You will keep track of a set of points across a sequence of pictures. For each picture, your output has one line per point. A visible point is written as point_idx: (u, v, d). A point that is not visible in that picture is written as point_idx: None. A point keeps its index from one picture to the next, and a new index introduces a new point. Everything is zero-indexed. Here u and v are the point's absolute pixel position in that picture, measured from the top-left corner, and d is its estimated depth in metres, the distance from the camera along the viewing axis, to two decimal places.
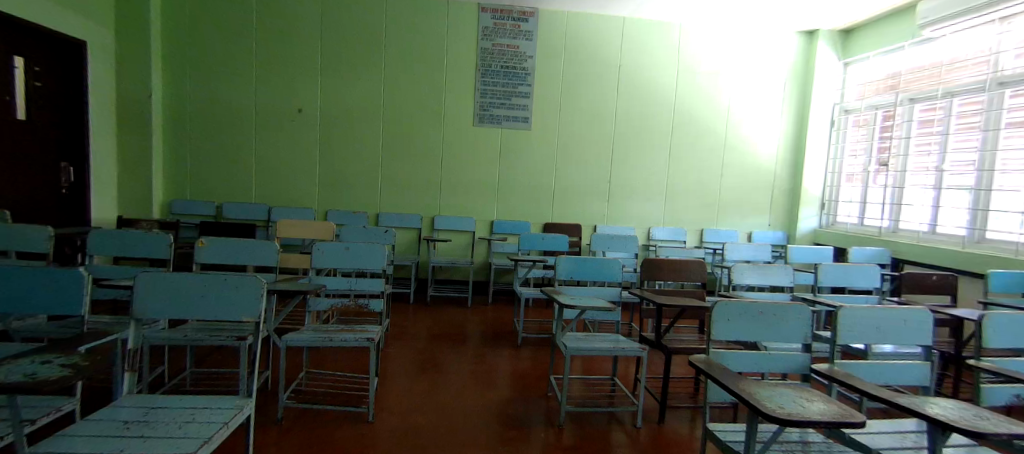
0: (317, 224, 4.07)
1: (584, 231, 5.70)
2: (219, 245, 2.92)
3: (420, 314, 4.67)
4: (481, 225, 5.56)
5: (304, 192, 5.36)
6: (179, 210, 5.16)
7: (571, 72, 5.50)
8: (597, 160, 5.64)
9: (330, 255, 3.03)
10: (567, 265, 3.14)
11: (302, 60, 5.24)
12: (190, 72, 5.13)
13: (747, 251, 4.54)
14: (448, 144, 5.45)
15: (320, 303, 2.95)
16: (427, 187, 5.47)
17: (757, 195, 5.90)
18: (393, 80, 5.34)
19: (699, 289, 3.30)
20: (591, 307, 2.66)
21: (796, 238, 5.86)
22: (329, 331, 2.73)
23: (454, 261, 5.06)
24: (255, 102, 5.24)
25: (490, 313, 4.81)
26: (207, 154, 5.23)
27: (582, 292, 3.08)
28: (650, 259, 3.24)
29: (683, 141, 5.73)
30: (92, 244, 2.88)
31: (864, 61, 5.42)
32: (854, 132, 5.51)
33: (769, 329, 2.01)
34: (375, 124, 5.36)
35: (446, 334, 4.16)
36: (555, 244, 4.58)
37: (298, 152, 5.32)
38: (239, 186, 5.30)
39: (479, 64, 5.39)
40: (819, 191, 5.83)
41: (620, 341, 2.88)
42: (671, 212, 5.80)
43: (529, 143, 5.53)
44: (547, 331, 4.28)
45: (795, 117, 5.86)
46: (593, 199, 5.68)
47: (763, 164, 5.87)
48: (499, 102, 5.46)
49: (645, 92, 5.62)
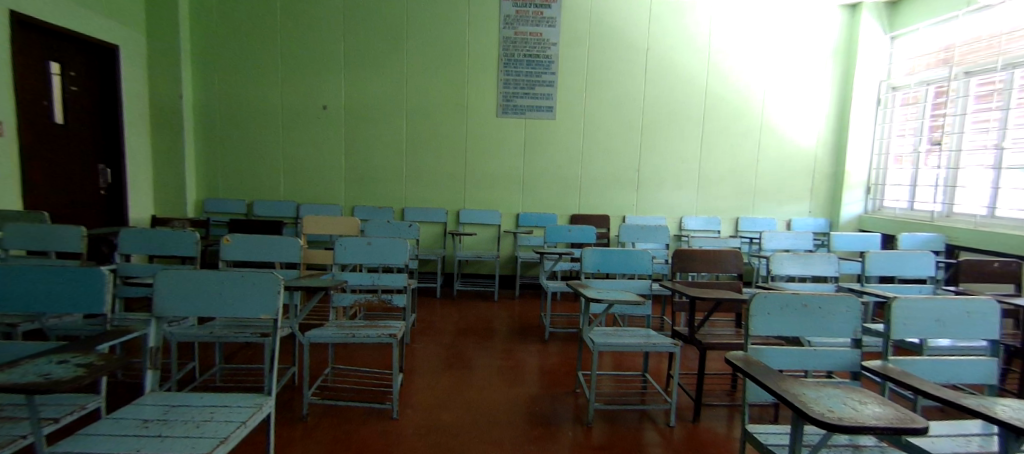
0: (344, 220, 4.08)
1: (612, 222, 5.54)
2: (243, 241, 2.92)
3: (447, 308, 4.63)
4: (507, 218, 5.48)
5: (330, 189, 5.39)
6: (212, 208, 5.27)
7: (597, 59, 5.34)
8: (625, 149, 5.47)
9: (353, 251, 2.99)
10: (594, 257, 3.01)
11: (325, 57, 5.25)
12: (218, 74, 5.21)
13: (787, 241, 4.31)
14: (471, 136, 5.37)
15: (344, 299, 2.93)
16: (452, 180, 5.42)
17: (797, 181, 5.61)
18: (415, 73, 5.29)
19: (736, 281, 3.13)
20: (622, 300, 2.53)
21: (839, 225, 5.55)
22: (351, 326, 2.70)
23: (480, 254, 5.01)
24: (281, 100, 5.28)
25: (517, 307, 4.74)
26: (236, 152, 5.31)
27: (611, 285, 2.96)
28: (681, 249, 3.08)
29: (717, 125, 5.49)
30: (122, 243, 2.91)
31: (914, 34, 5.04)
32: (903, 110, 5.16)
33: (813, 324, 1.86)
34: (398, 118, 5.33)
35: (473, 329, 4.11)
36: (583, 235, 4.46)
37: (323, 148, 5.34)
38: (267, 184, 5.37)
39: (501, 53, 5.28)
40: (865, 174, 5.50)
41: (652, 336, 2.75)
42: (704, 201, 5.58)
43: (554, 133, 5.40)
44: (575, 325, 4.18)
45: (837, 96, 5.53)
46: (621, 189, 5.52)
47: (804, 147, 5.57)
48: (523, 92, 5.34)
49: (675, 76, 5.40)
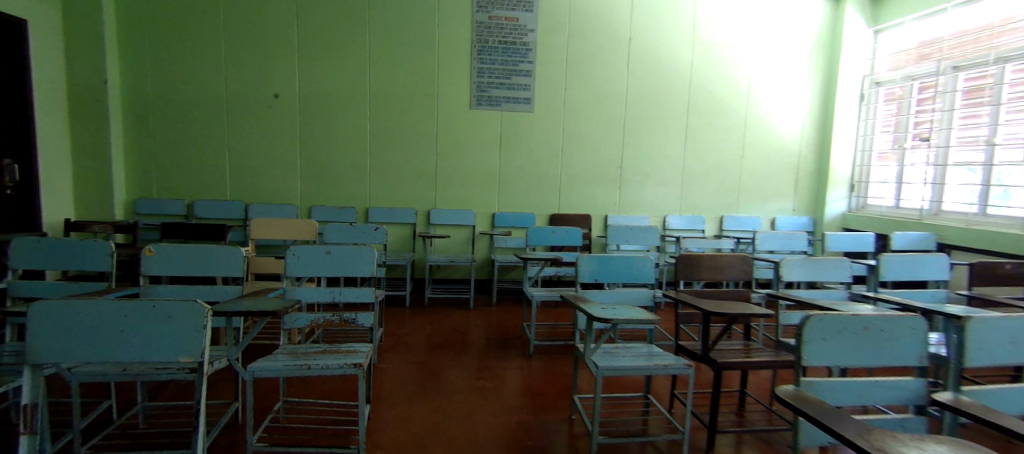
0: (302, 222, 3.58)
1: (593, 222, 5.22)
2: (171, 252, 2.39)
3: (418, 319, 4.18)
4: (482, 218, 5.07)
5: (285, 187, 4.83)
6: (146, 209, 4.63)
7: (577, 48, 4.99)
8: (606, 145, 5.15)
9: (307, 262, 2.50)
10: (590, 265, 2.65)
11: (277, 40, 4.69)
12: (150, 56, 4.57)
13: (780, 242, 4.07)
14: (442, 129, 4.93)
15: (299, 320, 2.47)
16: (421, 177, 4.96)
17: (781, 178, 5.43)
18: (379, 60, 4.80)
19: (743, 289, 2.83)
20: (637, 321, 2.14)
21: (823, 223, 5.41)
22: (306, 353, 2.25)
23: (453, 259, 4.59)
24: (226, 88, 4.69)
25: (495, 316, 4.35)
26: (173, 146, 4.68)
27: (609, 297, 2.62)
28: (687, 254, 2.74)
29: (700, 120, 5.25)
30: (15, 255, 2.31)
31: (899, 27, 4.91)
32: (887, 106, 5.05)
33: (872, 351, 1.59)
34: (360, 109, 4.83)
35: (447, 343, 3.68)
36: (568, 237, 4.10)
37: (276, 142, 4.78)
38: (212, 181, 4.76)
39: (475, 40, 4.85)
40: (848, 171, 5.38)
41: (658, 355, 2.42)
42: (688, 199, 5.33)
43: (532, 127, 5.02)
44: (560, 335, 3.82)
45: (821, 91, 5.38)
46: (603, 187, 5.20)
47: (788, 143, 5.39)
48: (499, 82, 4.93)
49: (658, 68, 5.12)
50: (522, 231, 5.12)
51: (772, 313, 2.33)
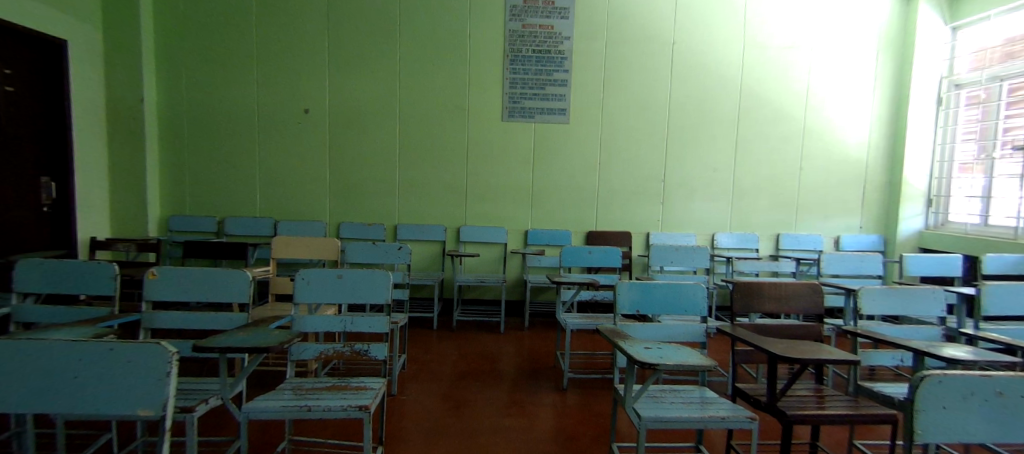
0: (323, 240, 3.42)
1: (634, 240, 4.85)
2: (174, 276, 2.24)
3: (445, 343, 3.93)
4: (514, 235, 4.80)
5: (314, 202, 4.72)
6: (179, 226, 4.62)
7: (616, 55, 4.69)
8: (648, 157, 4.80)
9: (318, 287, 2.28)
10: (630, 294, 2.31)
11: (307, 54, 4.63)
12: (185, 73, 4.60)
13: (849, 264, 3.61)
14: (474, 143, 4.72)
15: (306, 351, 2.25)
16: (451, 193, 4.75)
17: (845, 192, 4.91)
18: (409, 73, 4.66)
19: (814, 324, 2.41)
20: (693, 361, 1.76)
21: (895, 242, 4.84)
22: (310, 391, 2.04)
23: (482, 279, 4.34)
24: (258, 104, 4.65)
25: (527, 341, 4.04)
26: (205, 163, 4.66)
27: (653, 332, 2.27)
28: (745, 282, 2.36)
29: (752, 129, 4.82)
30: (19, 278, 2.22)
31: (982, 22, 4.35)
32: (969, 111, 4.47)
33: (1012, 424, 1.21)
34: (390, 122, 4.69)
35: (474, 372, 3.40)
36: (606, 258, 3.77)
37: (306, 158, 4.70)
38: (242, 198, 4.70)
39: (507, 49, 4.64)
40: (924, 185, 4.79)
41: (711, 404, 2.06)
42: (739, 215, 4.89)
43: (567, 139, 4.74)
44: (597, 366, 3.47)
45: (891, 96, 4.84)
46: (644, 202, 4.84)
47: (853, 153, 4.88)
48: (532, 93, 4.69)
49: (704, 74, 4.75)
50: (557, 250, 4.81)
51: (858, 359, 1.92)
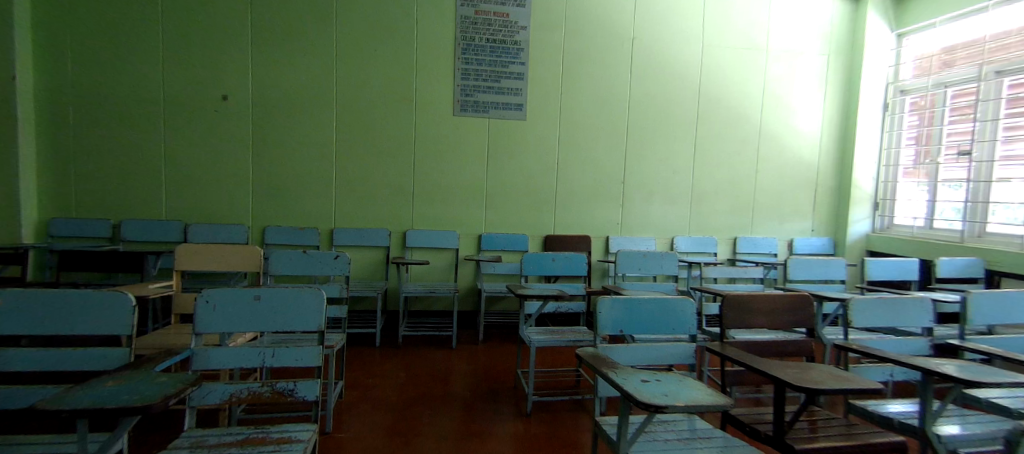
0: (238, 247, 2.87)
1: (593, 244, 4.60)
2: (25, 303, 1.69)
3: (390, 363, 3.48)
4: (467, 240, 4.40)
5: (234, 203, 4.10)
6: (62, 231, 3.85)
7: (575, 48, 4.42)
8: (607, 157, 4.56)
9: (226, 312, 1.79)
10: (612, 312, 1.99)
11: (226, 32, 4.00)
12: (72, 49, 3.84)
13: (815, 269, 3.52)
14: (422, 138, 4.28)
15: (211, 395, 1.76)
16: (396, 193, 4.28)
17: (798, 194, 4.91)
18: (348, 58, 4.15)
19: (806, 339, 2.20)
20: (704, 398, 1.47)
21: (844, 245, 4.88)
22: (211, 451, 1.56)
23: (432, 289, 3.92)
24: (165, 88, 3.97)
25: (482, 357, 3.67)
26: (96, 156, 3.91)
27: (637, 355, 1.98)
28: (734, 295, 2.12)
29: (711, 130, 4.71)
30: None
31: (927, 30, 4.46)
32: (913, 116, 4.58)
33: None
34: (325, 113, 4.16)
35: (424, 397, 2.97)
36: (571, 265, 3.46)
37: (224, 152, 4.06)
38: (144, 197, 3.99)
39: (459, 37, 4.24)
40: (871, 188, 4.87)
41: (708, 440, 1.78)
42: (697, 217, 4.76)
43: (523, 136, 4.41)
44: (561, 385, 3.15)
45: (840, 100, 4.90)
46: (603, 204, 4.59)
47: (806, 156, 4.89)
48: (486, 85, 4.31)
49: (664, 71, 4.58)
50: (512, 255, 4.47)
51: (878, 383, 1.69)
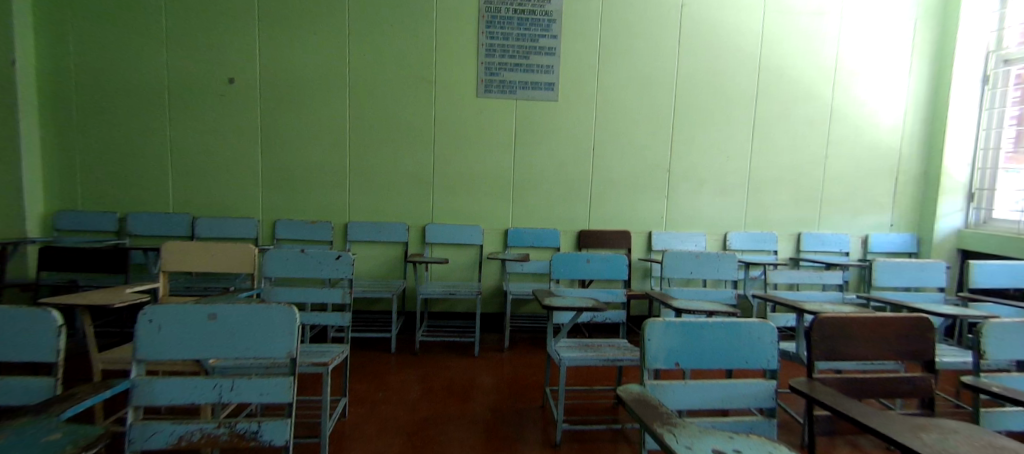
0: (229, 248, 2.55)
1: (634, 240, 4.11)
2: None
3: (404, 373, 3.12)
4: (492, 235, 3.99)
5: (243, 194, 3.82)
6: (69, 224, 3.67)
7: (614, 19, 3.90)
8: (650, 143, 4.03)
9: (172, 335, 1.43)
10: (664, 340, 1.53)
11: (232, 10, 3.69)
12: (73, 32, 3.62)
13: (907, 274, 2.92)
14: (442, 122, 3.87)
15: (157, 437, 1.40)
16: (414, 183, 3.90)
17: (874, 184, 4.25)
18: (361, 35, 3.77)
19: (923, 375, 1.67)
20: None
21: (930, 243, 4.19)
22: None
23: (451, 290, 3.52)
24: (169, 72, 3.70)
25: (507, 368, 3.26)
26: (100, 145, 3.70)
27: (696, 396, 1.52)
28: (828, 316, 1.61)
29: (772, 109, 4.10)
30: None
31: None
32: (1019, 91, 3.81)
33: None
34: (338, 96, 3.81)
35: (437, 418, 2.58)
36: (609, 267, 2.98)
37: (231, 139, 3.78)
38: (150, 189, 3.76)
39: (483, 9, 3.80)
40: (965, 176, 4.12)
41: None
42: (755, 210, 4.17)
43: (555, 119, 3.94)
44: (596, 408, 2.70)
45: (927, 73, 4.18)
46: (645, 195, 4.08)
47: (885, 139, 4.21)
48: (513, 62, 3.85)
49: (717, 44, 3.99)
50: (543, 252, 4.03)
51: None
